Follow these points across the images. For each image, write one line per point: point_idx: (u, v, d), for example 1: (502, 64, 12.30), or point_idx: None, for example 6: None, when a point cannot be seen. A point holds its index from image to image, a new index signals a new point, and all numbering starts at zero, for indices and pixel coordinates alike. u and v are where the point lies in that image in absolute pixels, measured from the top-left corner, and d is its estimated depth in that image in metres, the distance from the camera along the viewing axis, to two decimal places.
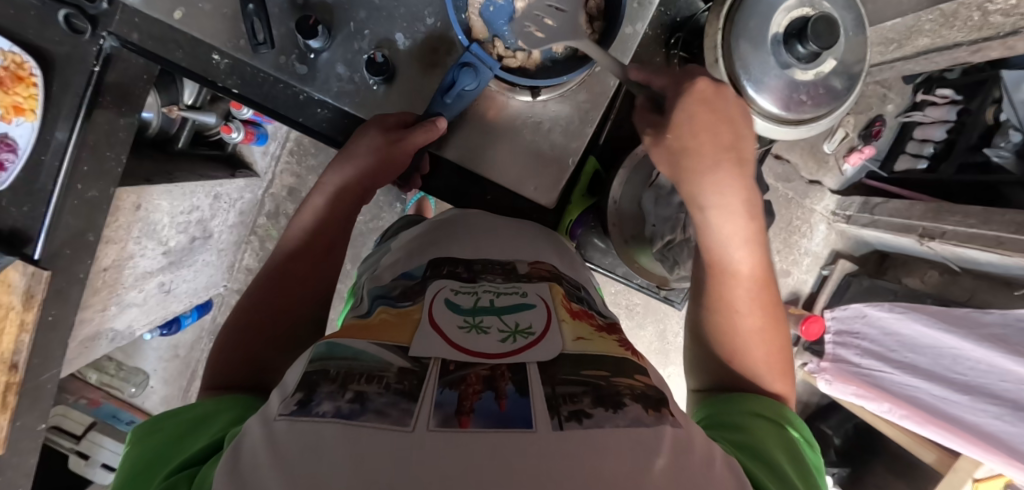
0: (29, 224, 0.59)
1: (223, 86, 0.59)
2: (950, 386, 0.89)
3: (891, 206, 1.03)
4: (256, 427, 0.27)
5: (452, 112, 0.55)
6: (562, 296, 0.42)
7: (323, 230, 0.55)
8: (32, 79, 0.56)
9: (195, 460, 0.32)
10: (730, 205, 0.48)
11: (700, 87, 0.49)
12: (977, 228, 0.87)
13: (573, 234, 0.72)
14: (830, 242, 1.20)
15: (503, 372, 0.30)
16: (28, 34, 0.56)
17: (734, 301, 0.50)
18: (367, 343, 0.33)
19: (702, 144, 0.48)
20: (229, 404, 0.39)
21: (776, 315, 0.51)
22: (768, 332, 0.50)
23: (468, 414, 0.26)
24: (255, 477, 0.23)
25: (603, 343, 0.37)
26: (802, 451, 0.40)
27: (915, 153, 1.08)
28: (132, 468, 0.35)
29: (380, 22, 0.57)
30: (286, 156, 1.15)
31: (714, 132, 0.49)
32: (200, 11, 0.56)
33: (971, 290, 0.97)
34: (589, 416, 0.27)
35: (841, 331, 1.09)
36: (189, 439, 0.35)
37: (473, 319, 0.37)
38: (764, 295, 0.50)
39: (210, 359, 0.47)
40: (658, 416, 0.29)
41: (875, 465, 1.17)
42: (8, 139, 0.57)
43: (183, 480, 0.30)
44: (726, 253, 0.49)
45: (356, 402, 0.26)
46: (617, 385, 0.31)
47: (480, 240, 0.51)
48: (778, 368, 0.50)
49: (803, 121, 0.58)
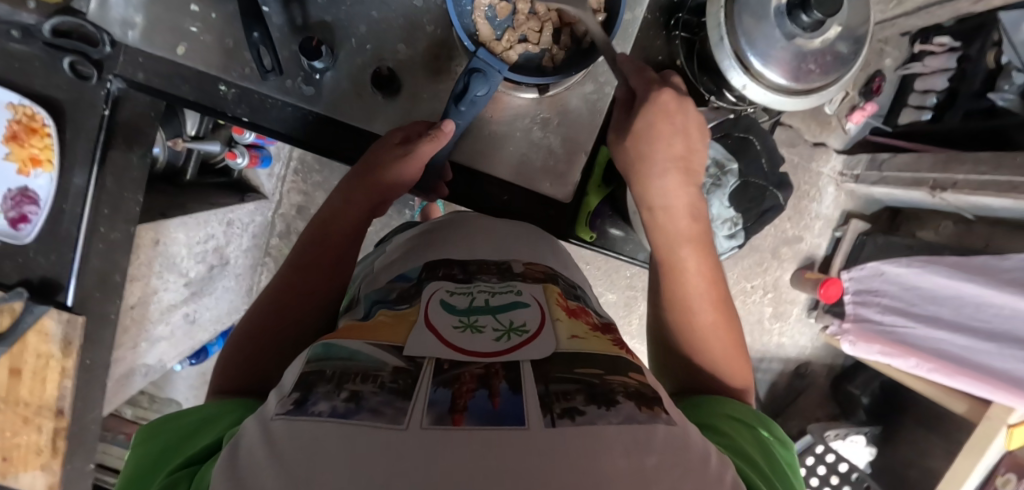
0: (57, 271, 0.60)
1: (233, 116, 0.58)
2: (976, 336, 0.90)
3: (901, 161, 1.04)
4: (252, 426, 0.27)
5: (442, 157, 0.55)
6: (558, 294, 0.42)
7: (330, 242, 0.55)
8: (45, 129, 0.57)
9: (198, 457, 0.33)
10: (677, 209, 0.51)
11: (663, 98, 0.51)
12: (989, 174, 0.87)
13: (594, 227, 0.65)
14: (840, 203, 1.22)
15: (496, 370, 0.30)
16: (33, 84, 0.57)
17: (692, 304, 0.50)
18: (362, 344, 0.33)
19: (654, 148, 0.51)
20: (234, 405, 0.40)
21: (728, 311, 0.51)
22: (722, 326, 0.50)
23: (461, 412, 0.25)
24: (250, 477, 0.22)
25: (598, 342, 0.37)
26: (773, 446, 0.39)
27: (919, 105, 1.05)
28: (139, 467, 0.36)
29: (379, 34, 0.57)
30: (291, 176, 1.14)
31: (670, 143, 0.51)
32: (201, 43, 0.56)
33: (987, 237, 0.99)
34: (582, 413, 0.26)
35: (861, 291, 1.11)
36: (192, 437, 0.36)
37: (469, 318, 0.37)
38: (716, 290, 0.51)
39: (223, 355, 0.50)
40: (652, 414, 0.29)
41: (907, 420, 1.17)
42: (30, 193, 0.60)
43: (184, 478, 0.31)
44: (678, 253, 0.51)
45: (351, 402, 0.26)
46: (610, 383, 0.31)
47: (469, 241, 0.51)
48: (736, 363, 0.49)
49: (813, 90, 0.56)
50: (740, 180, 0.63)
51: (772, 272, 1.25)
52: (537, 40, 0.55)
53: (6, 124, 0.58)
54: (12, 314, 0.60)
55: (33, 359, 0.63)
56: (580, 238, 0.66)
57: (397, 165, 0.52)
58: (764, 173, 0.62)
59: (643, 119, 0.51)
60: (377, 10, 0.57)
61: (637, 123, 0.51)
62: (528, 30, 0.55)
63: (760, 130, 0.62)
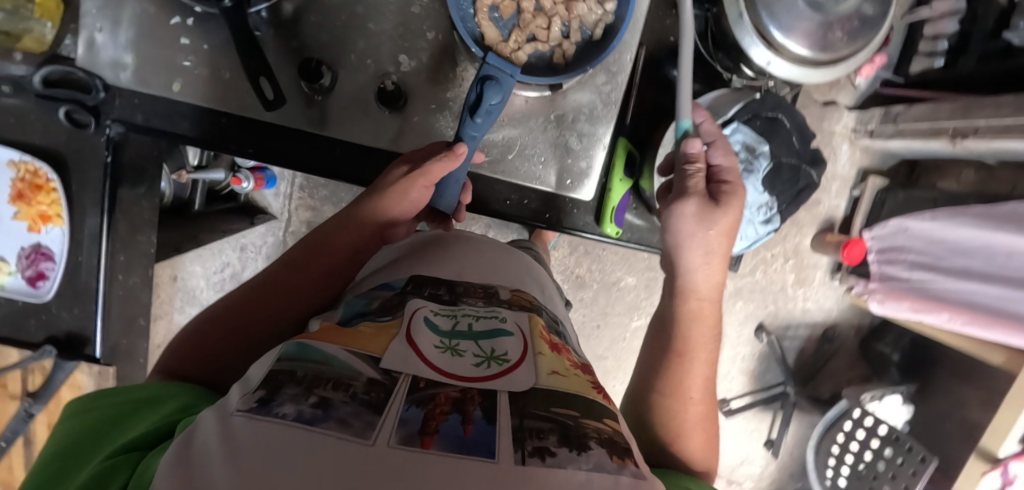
0: (81, 326, 0.59)
1: (238, 149, 0.55)
2: (1008, 284, 0.85)
3: (914, 112, 1.01)
4: (211, 417, 0.26)
5: (448, 206, 0.54)
6: (542, 327, 0.41)
7: (333, 250, 0.50)
8: (49, 184, 0.56)
9: (140, 442, 0.30)
10: (710, 301, 0.52)
11: (736, 203, 0.50)
12: (1011, 118, 0.83)
13: (619, 221, 0.61)
14: (856, 160, 1.20)
15: (473, 396, 0.30)
16: (32, 139, 0.55)
17: (692, 393, 0.50)
18: (338, 350, 0.32)
19: (717, 245, 0.50)
20: (185, 390, 0.37)
21: (714, 409, 0.52)
22: (705, 421, 0.50)
23: (431, 434, 0.25)
24: (203, 476, 0.22)
25: (576, 381, 0.36)
26: None
27: (930, 51, 0.99)
28: (70, 439, 0.33)
29: (380, 48, 0.55)
30: (297, 192, 1.02)
31: (724, 233, 0.50)
32: (197, 77, 0.53)
33: (1011, 181, 0.94)
34: (552, 454, 0.26)
35: (886, 249, 1.08)
36: (134, 421, 0.33)
37: (450, 341, 0.36)
38: (711, 385, 0.51)
39: (183, 333, 0.45)
40: (621, 464, 0.29)
41: (939, 374, 1.13)
42: (45, 249, 0.59)
43: (126, 465, 0.28)
44: (700, 343, 0.51)
45: (319, 408, 0.25)
46: (584, 427, 0.30)
47: (459, 263, 0.48)
48: (708, 458, 0.50)
49: (841, 59, 0.53)
50: (773, 161, 0.62)
51: (791, 238, 1.23)
52: (546, 38, 0.53)
53: (11, 182, 0.58)
54: (43, 372, 0.63)
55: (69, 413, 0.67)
56: (605, 234, 0.62)
57: (403, 184, 0.47)
58: (795, 150, 0.61)
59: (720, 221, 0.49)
60: (375, 22, 0.55)
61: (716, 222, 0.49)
62: (536, 28, 0.53)
63: (788, 107, 0.61)
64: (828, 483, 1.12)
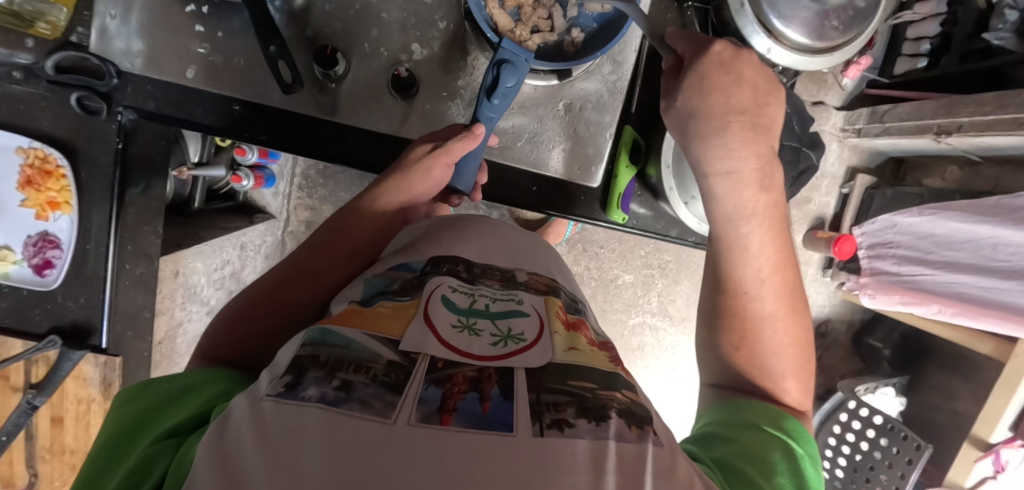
0: (87, 314, 0.62)
1: (252, 136, 0.58)
2: (994, 274, 0.87)
3: (902, 110, 1.03)
4: (242, 403, 0.27)
5: (466, 185, 0.55)
6: (558, 307, 0.42)
7: (356, 230, 0.50)
8: (60, 171, 0.57)
9: (183, 429, 0.31)
10: (744, 173, 0.47)
11: (717, 48, 0.47)
12: (994, 114, 0.86)
13: (625, 207, 0.63)
14: (845, 159, 1.21)
15: (490, 374, 0.30)
16: (41, 126, 0.57)
17: (752, 289, 0.49)
18: (358, 334, 0.32)
19: (711, 105, 0.47)
20: (221, 374, 0.37)
21: (798, 306, 0.50)
22: (783, 316, 0.49)
23: (450, 412, 0.26)
24: (239, 469, 0.22)
25: (595, 356, 0.37)
26: (803, 466, 0.37)
27: (914, 53, 1.03)
28: (117, 425, 0.33)
29: (393, 37, 0.59)
30: (296, 191, 1.09)
31: (731, 96, 0.47)
32: (213, 65, 0.56)
33: (995, 177, 0.98)
34: (571, 426, 0.27)
35: (874, 245, 1.10)
36: (172, 406, 0.33)
37: (467, 319, 0.37)
38: (784, 280, 0.49)
39: (214, 322, 0.45)
40: (641, 433, 0.30)
41: (931, 367, 1.15)
42: (52, 237, 0.60)
43: (168, 452, 0.28)
44: (737, 227, 0.49)
45: (341, 390, 0.26)
46: (602, 397, 0.31)
47: (478, 240, 0.49)
48: (794, 359, 0.49)
49: (837, 47, 0.56)
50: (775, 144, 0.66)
51: None
52: (550, 29, 0.56)
53: (19, 169, 0.58)
54: (48, 363, 0.65)
55: (73, 404, 0.70)
56: (613, 221, 0.64)
57: (426, 162, 0.50)
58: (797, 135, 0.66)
59: (694, 80, 0.47)
60: (388, 11, 0.58)
61: (690, 79, 0.47)
62: (538, 20, 0.55)
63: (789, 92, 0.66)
64: (826, 475, 1.12)
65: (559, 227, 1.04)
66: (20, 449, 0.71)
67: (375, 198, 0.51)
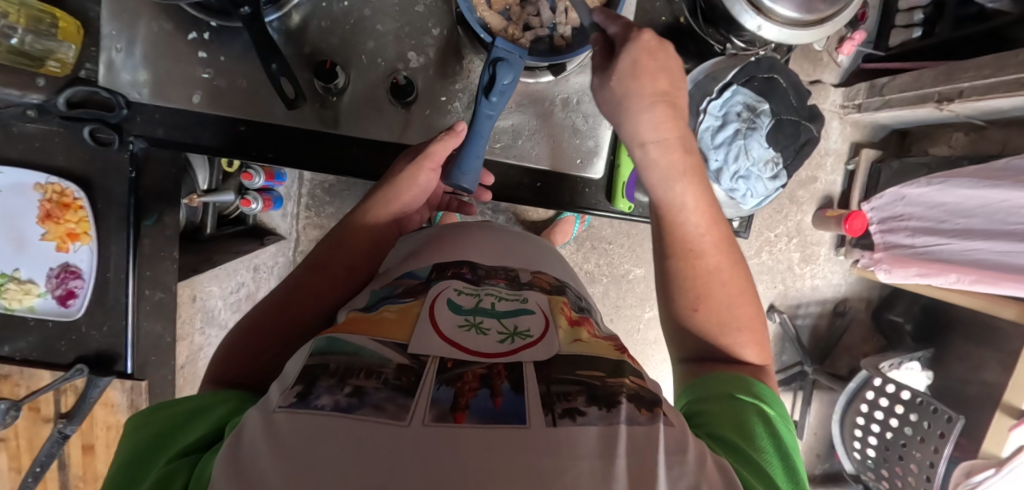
0: (111, 342, 0.64)
1: (257, 154, 0.59)
2: (1011, 238, 0.85)
3: (901, 82, 1.02)
4: (257, 416, 0.27)
5: (472, 183, 0.53)
6: (563, 303, 0.42)
7: (350, 245, 0.51)
8: (77, 202, 0.59)
9: (198, 448, 0.31)
10: (668, 144, 0.49)
11: (647, 37, 0.48)
12: (994, 77, 0.85)
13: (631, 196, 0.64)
14: (848, 135, 1.20)
15: (500, 370, 0.30)
16: (58, 161, 0.59)
17: (698, 246, 0.48)
18: (368, 340, 0.33)
19: (641, 86, 0.49)
20: (230, 395, 0.37)
21: (741, 267, 0.49)
22: (728, 270, 0.47)
23: (463, 410, 0.26)
24: (258, 476, 0.23)
25: (601, 346, 0.37)
26: (779, 428, 0.36)
27: (907, 23, 1.02)
28: (129, 455, 0.33)
29: (388, 47, 0.60)
30: (304, 212, 1.08)
31: (655, 80, 0.49)
32: (217, 88, 0.57)
33: (1003, 140, 0.97)
34: (582, 413, 0.27)
35: (885, 219, 1.08)
36: (183, 430, 0.34)
37: (473, 318, 0.37)
38: (721, 234, 0.49)
39: (218, 354, 0.44)
40: (652, 415, 0.30)
41: (954, 338, 1.13)
42: (73, 267, 0.62)
43: (184, 471, 0.29)
44: (669, 188, 0.49)
45: (354, 396, 0.27)
46: (612, 384, 0.31)
47: (482, 244, 0.50)
48: (746, 315, 0.47)
49: (825, 19, 0.55)
50: (774, 118, 0.73)
51: (793, 217, 1.22)
52: (540, 24, 0.57)
53: (38, 204, 0.61)
54: (75, 392, 0.67)
55: (101, 431, 0.72)
56: (618, 210, 0.65)
57: (412, 169, 0.51)
58: (794, 108, 0.72)
59: (627, 64, 0.48)
60: (382, 23, 0.60)
61: (623, 63, 0.48)
62: (528, 17, 0.57)
63: (783, 68, 0.70)
64: (857, 455, 1.12)
65: (565, 226, 1.04)
66: (53, 479, 0.74)
67: (369, 210, 0.52)
